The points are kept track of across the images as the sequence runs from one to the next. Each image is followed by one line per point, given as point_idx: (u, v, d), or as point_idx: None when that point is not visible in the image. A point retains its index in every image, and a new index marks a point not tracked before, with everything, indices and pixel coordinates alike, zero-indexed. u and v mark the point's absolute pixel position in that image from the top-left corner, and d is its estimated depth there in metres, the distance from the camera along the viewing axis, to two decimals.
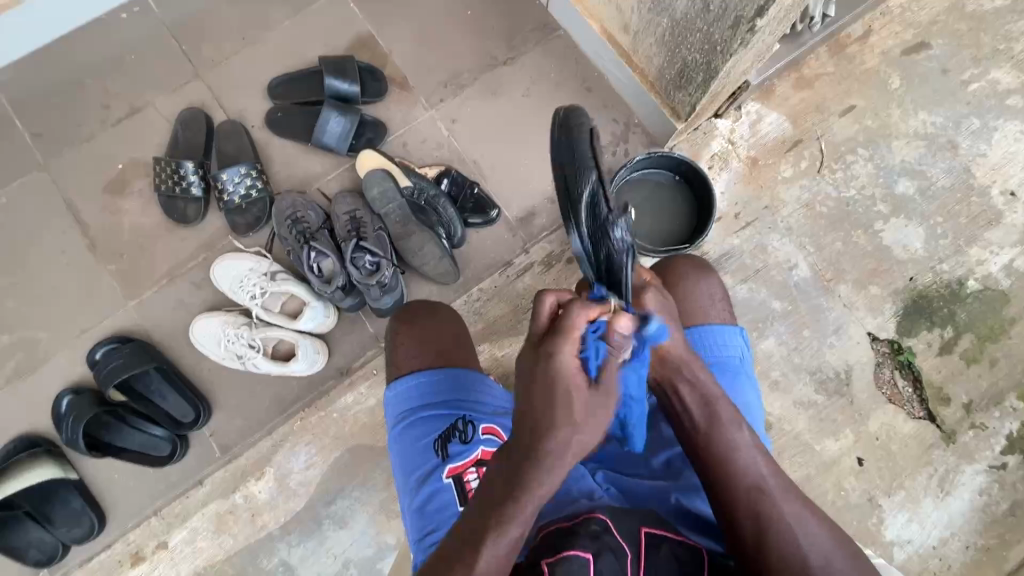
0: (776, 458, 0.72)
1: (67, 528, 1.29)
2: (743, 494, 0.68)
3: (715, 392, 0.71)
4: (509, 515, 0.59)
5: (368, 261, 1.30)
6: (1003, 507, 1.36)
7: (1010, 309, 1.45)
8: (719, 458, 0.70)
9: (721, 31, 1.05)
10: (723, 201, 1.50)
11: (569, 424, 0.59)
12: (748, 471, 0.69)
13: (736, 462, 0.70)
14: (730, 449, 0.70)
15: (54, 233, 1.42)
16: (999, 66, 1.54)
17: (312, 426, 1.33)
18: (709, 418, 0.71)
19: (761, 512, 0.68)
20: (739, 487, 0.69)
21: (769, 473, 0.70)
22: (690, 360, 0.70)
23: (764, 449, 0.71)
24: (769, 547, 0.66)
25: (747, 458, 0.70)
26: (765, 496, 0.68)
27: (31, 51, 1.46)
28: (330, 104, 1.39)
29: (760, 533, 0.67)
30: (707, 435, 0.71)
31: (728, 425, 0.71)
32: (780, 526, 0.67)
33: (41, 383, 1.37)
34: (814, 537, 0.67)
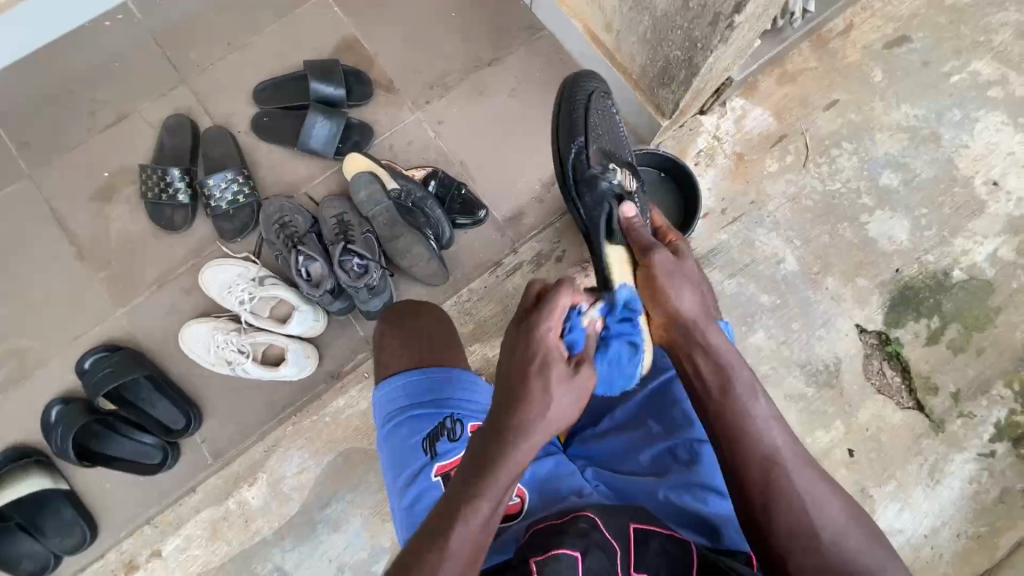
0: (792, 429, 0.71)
1: (59, 539, 1.28)
2: (757, 461, 0.68)
3: (730, 361, 0.74)
4: (493, 470, 0.62)
5: (356, 265, 1.30)
6: (992, 494, 1.37)
7: (995, 298, 1.46)
8: (730, 425, 0.70)
9: (701, 28, 1.06)
10: (709, 197, 1.51)
11: (546, 398, 0.64)
12: (762, 441, 0.69)
13: (751, 432, 0.70)
14: (743, 413, 0.70)
15: (41, 242, 1.41)
16: (980, 59, 1.56)
17: (304, 430, 1.32)
18: (721, 381, 0.72)
19: (771, 479, 0.67)
20: (752, 454, 0.68)
21: (784, 442, 0.69)
22: (702, 327, 0.75)
23: (779, 418, 0.71)
24: (776, 511, 0.66)
25: (760, 425, 0.70)
26: (778, 465, 0.68)
27: (23, 53, 1.46)
28: (316, 108, 1.39)
29: (768, 501, 0.67)
30: (723, 402, 0.72)
31: (741, 392, 0.72)
32: (788, 494, 0.67)
33: (30, 394, 1.36)
34: (827, 509, 0.67)
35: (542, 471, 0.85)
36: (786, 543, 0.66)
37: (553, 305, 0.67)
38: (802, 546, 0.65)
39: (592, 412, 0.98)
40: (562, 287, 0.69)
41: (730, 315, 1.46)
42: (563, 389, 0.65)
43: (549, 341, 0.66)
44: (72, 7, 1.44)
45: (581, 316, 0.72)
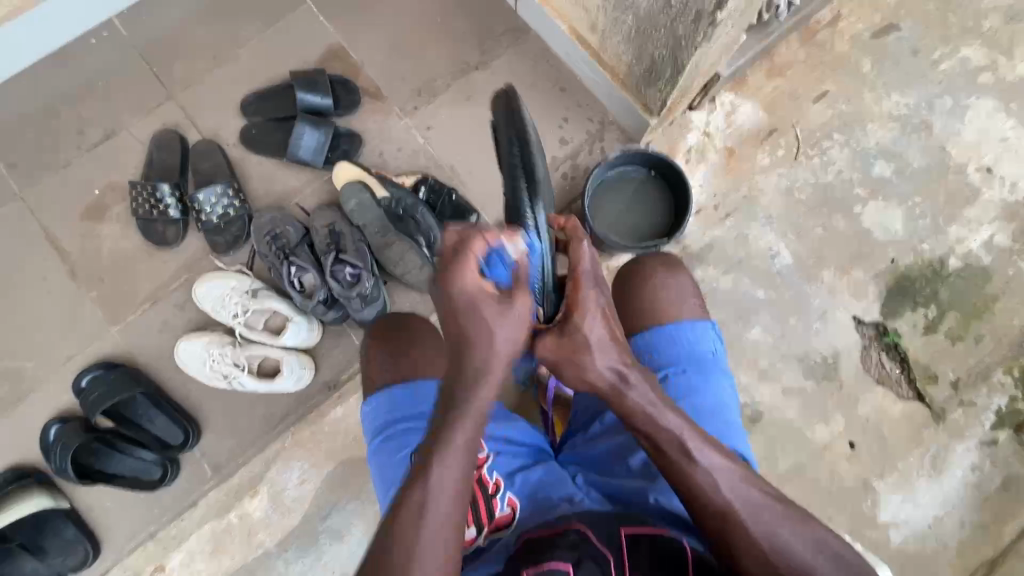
0: (743, 476, 0.70)
1: (62, 558, 1.29)
2: (709, 521, 0.69)
3: (668, 421, 0.70)
4: (447, 447, 0.64)
5: (349, 274, 1.31)
6: (995, 482, 1.36)
7: (992, 285, 1.45)
8: (677, 482, 0.71)
9: (684, 26, 1.06)
10: (701, 193, 1.50)
11: (483, 344, 0.61)
12: (714, 495, 0.69)
13: (701, 489, 0.69)
14: (685, 473, 0.70)
15: (34, 262, 1.42)
16: (969, 45, 1.55)
17: (303, 441, 1.32)
18: (667, 446, 0.70)
19: (727, 531, 0.68)
20: (705, 513, 0.69)
21: (735, 495, 0.69)
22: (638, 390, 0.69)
23: (728, 468, 0.70)
24: (741, 563, 0.67)
25: (708, 482, 0.69)
26: (734, 519, 0.68)
27: (21, 69, 1.47)
28: (304, 119, 1.39)
29: (733, 556, 0.68)
30: (667, 460, 0.71)
31: (685, 454, 0.70)
32: (750, 548, 0.67)
33: (28, 414, 1.36)
34: (791, 545, 0.68)
35: (534, 478, 0.87)
36: None
37: (465, 254, 0.59)
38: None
39: (582, 418, 0.98)
40: (470, 237, 0.60)
41: (725, 311, 1.46)
42: (495, 329, 0.61)
43: (471, 288, 0.59)
44: (67, 19, 1.44)
45: (506, 250, 0.62)
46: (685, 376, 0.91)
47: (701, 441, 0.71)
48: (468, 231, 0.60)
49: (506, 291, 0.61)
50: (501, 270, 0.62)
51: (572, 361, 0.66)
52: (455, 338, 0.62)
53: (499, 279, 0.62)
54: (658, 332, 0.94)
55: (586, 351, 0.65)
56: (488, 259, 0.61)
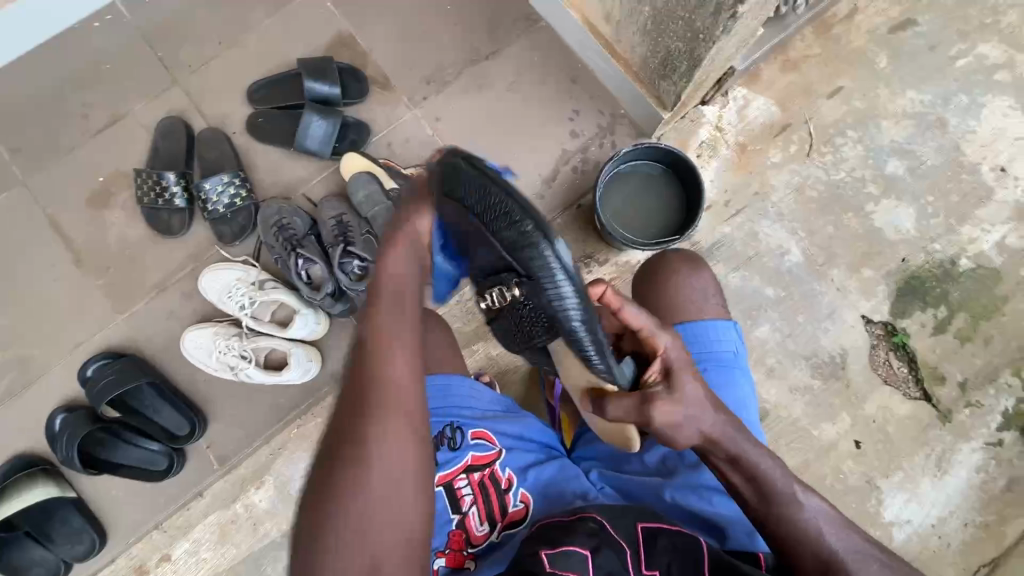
0: (851, 526, 0.71)
1: (69, 546, 1.29)
2: (815, 563, 0.69)
3: (758, 465, 0.72)
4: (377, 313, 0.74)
5: (357, 266, 1.29)
6: (1000, 483, 1.37)
7: (1003, 286, 1.44)
8: (776, 532, 0.71)
9: (703, 19, 1.04)
10: (712, 188, 1.49)
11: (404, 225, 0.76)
12: (813, 536, 0.70)
13: (796, 530, 0.70)
14: (786, 515, 0.70)
15: (38, 249, 1.40)
16: (987, 41, 1.52)
17: (310, 432, 1.32)
18: (761, 492, 0.72)
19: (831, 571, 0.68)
20: (810, 557, 0.69)
21: (841, 541, 0.70)
22: (752, 446, 0.73)
23: (835, 516, 0.71)
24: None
25: (815, 528, 0.70)
26: (839, 566, 0.68)
27: (28, 50, 1.45)
28: (311, 107, 1.36)
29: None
30: (760, 510, 0.72)
31: (792, 503, 0.71)
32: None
33: (33, 402, 1.36)
34: None
35: (547, 474, 0.86)
36: None
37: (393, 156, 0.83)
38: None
39: None
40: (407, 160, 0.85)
41: (734, 308, 1.45)
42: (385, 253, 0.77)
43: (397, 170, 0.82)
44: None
45: None
46: (706, 375, 0.91)
47: (803, 486, 0.72)
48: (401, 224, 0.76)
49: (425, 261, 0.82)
50: None
51: (683, 418, 0.70)
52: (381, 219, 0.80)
53: None
54: (681, 330, 0.93)
55: (695, 403, 0.71)
56: None
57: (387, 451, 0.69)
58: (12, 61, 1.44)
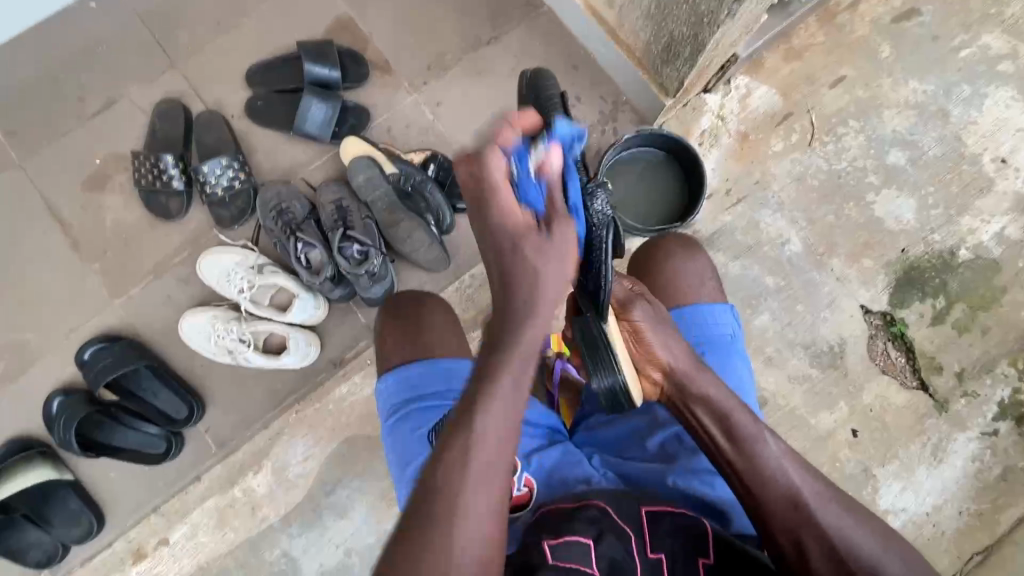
0: (808, 467, 0.72)
1: (67, 528, 1.29)
2: (778, 506, 0.69)
3: (728, 407, 0.75)
4: (496, 373, 0.59)
5: (356, 252, 1.29)
6: (995, 472, 1.38)
7: (1001, 277, 1.45)
8: (743, 474, 0.72)
9: (707, 2, 1.03)
10: (713, 177, 1.48)
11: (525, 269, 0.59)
12: (777, 478, 0.70)
13: (761, 475, 0.71)
14: (752, 456, 0.72)
15: (34, 231, 1.39)
16: (990, 32, 1.52)
17: (308, 418, 1.32)
18: (724, 430, 0.74)
19: (796, 514, 0.68)
20: (772, 500, 0.70)
21: (802, 483, 0.70)
22: (693, 374, 0.77)
23: (795, 456, 0.72)
24: (808, 548, 0.66)
25: (776, 466, 0.71)
26: (801, 507, 0.69)
27: (23, 31, 1.43)
28: (311, 91, 1.35)
29: (798, 537, 0.67)
30: (731, 453, 0.73)
31: (748, 437, 0.73)
32: (814, 529, 0.67)
33: (31, 385, 1.35)
34: (860, 541, 0.67)
35: (549, 461, 0.86)
36: None
37: (489, 162, 0.59)
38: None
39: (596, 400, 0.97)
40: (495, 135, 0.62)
41: (734, 298, 1.45)
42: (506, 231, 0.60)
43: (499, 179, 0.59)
44: None
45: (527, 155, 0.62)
46: (705, 358, 0.90)
47: (766, 426, 0.74)
48: (493, 134, 0.62)
49: (544, 222, 0.61)
50: (532, 182, 0.61)
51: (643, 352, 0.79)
52: (502, 243, 0.59)
53: (530, 199, 0.61)
54: (679, 314, 0.93)
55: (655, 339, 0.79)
56: (515, 167, 0.61)
57: (472, 523, 0.56)
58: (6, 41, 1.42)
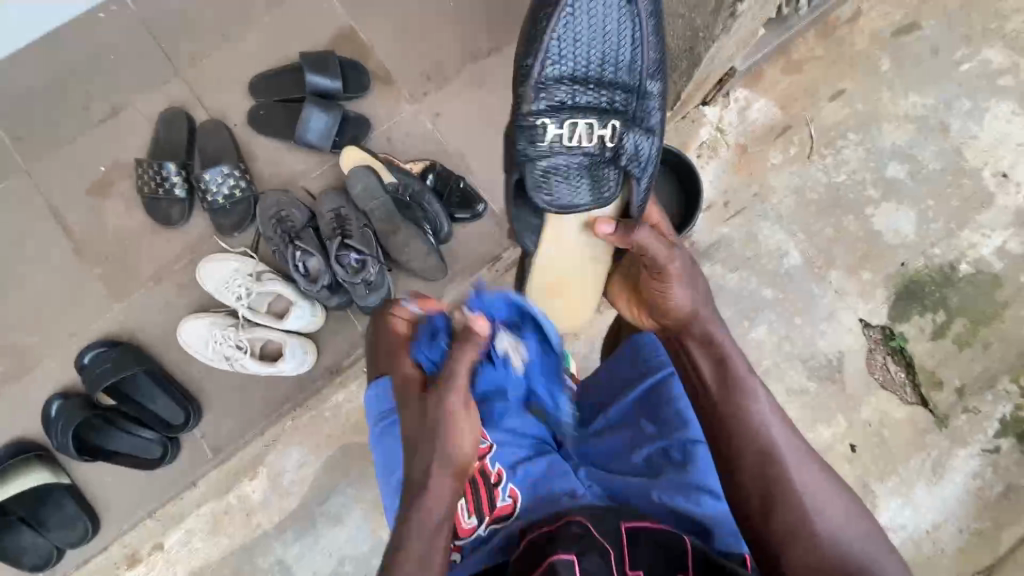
0: (791, 425, 0.76)
1: (62, 532, 1.30)
2: (751, 453, 0.73)
3: (731, 361, 0.80)
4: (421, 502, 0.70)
5: (353, 260, 1.29)
6: (996, 489, 1.36)
7: (1002, 292, 1.43)
8: (724, 417, 0.76)
9: (703, 17, 1.04)
10: (711, 189, 1.49)
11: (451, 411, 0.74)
12: (757, 430, 0.75)
13: (742, 426, 0.75)
14: (741, 409, 0.76)
15: (38, 236, 1.41)
16: (991, 46, 1.52)
17: (304, 425, 1.32)
18: (718, 375, 0.79)
19: (770, 472, 0.72)
20: (747, 447, 0.74)
21: (780, 438, 0.74)
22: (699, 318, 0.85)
23: (780, 413, 0.76)
24: (778, 510, 0.70)
25: (759, 417, 0.75)
26: (772, 458, 0.73)
27: (33, 40, 1.45)
28: (313, 101, 1.37)
29: (769, 497, 0.71)
30: (719, 397, 0.78)
31: (737, 386, 0.78)
32: (786, 489, 0.71)
33: (31, 388, 1.37)
34: (823, 500, 0.71)
35: (536, 471, 0.86)
36: (784, 534, 0.70)
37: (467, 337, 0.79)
38: (796, 546, 0.68)
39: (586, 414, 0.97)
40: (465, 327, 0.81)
41: (731, 309, 1.45)
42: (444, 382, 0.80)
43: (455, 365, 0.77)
44: None
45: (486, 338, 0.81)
46: None
47: (759, 383, 0.79)
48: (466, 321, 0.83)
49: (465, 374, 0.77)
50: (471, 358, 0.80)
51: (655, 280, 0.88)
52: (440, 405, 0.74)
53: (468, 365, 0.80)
54: None
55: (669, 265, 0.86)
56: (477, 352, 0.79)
57: None
58: (17, 49, 1.45)
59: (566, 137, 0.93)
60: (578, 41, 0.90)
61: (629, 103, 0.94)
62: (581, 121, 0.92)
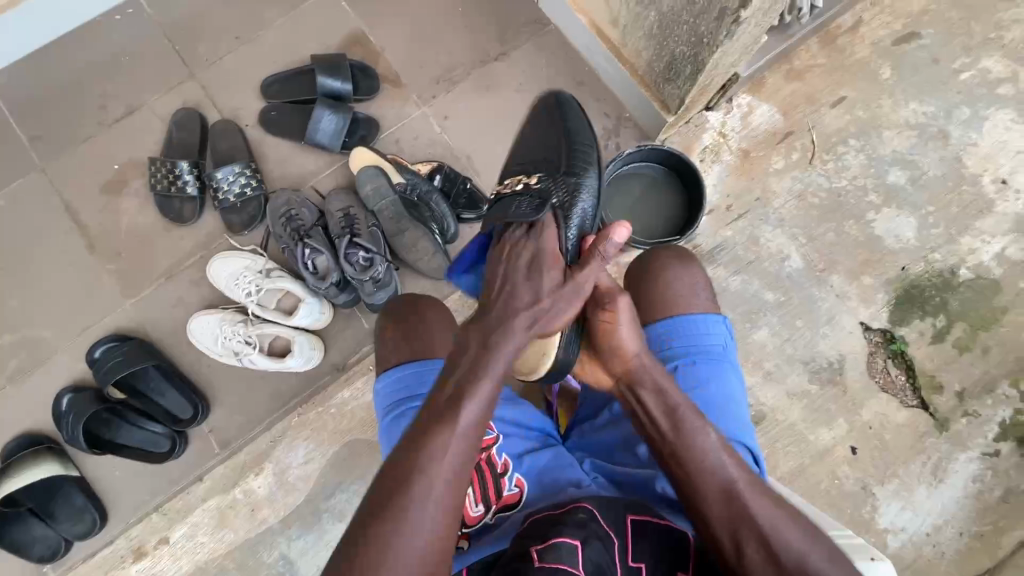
0: (741, 458, 0.77)
1: (70, 524, 1.31)
2: (715, 497, 0.73)
3: (677, 401, 0.78)
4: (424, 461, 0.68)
5: (362, 258, 1.32)
6: (996, 493, 1.37)
7: (1002, 297, 1.45)
8: (681, 467, 0.75)
9: (707, 23, 1.06)
10: (714, 193, 1.51)
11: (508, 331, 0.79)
12: (714, 473, 0.75)
13: (698, 469, 0.75)
14: (696, 453, 0.75)
15: (52, 232, 1.44)
16: (991, 56, 1.54)
17: (310, 421, 1.34)
18: (671, 421, 0.77)
19: (735, 508, 0.73)
20: (709, 492, 0.74)
21: (738, 473, 0.75)
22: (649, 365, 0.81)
23: (727, 449, 0.77)
24: (745, 543, 0.71)
25: (714, 461, 0.75)
26: (736, 496, 0.73)
27: (52, 39, 1.49)
28: (323, 103, 1.40)
29: (737, 530, 0.72)
30: (674, 444, 0.77)
31: (689, 430, 0.76)
32: (751, 524, 0.72)
33: (42, 382, 1.38)
34: (788, 534, 0.72)
35: (542, 462, 0.88)
36: (756, 570, 0.70)
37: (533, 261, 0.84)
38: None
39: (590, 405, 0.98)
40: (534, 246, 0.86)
41: (733, 311, 1.46)
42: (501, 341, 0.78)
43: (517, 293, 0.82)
44: None
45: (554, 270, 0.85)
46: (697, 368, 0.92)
47: (704, 421, 0.78)
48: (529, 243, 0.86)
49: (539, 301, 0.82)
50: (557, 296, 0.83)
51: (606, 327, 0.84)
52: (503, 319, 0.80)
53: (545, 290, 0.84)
54: (672, 323, 0.95)
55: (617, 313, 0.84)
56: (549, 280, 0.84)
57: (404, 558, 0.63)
58: (36, 48, 1.48)
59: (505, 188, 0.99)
60: (547, 138, 1.08)
61: (569, 184, 0.99)
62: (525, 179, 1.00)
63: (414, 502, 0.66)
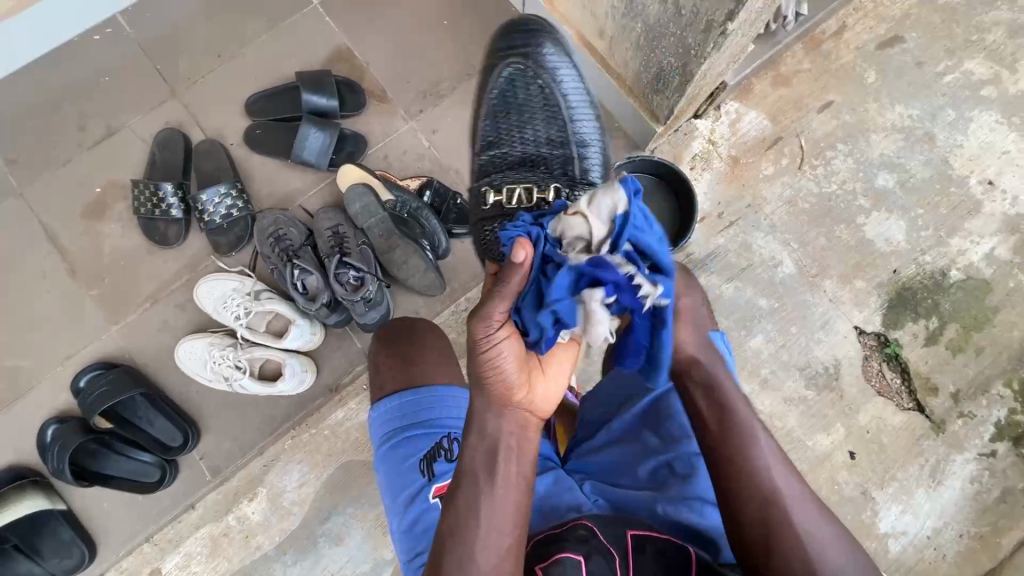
0: (789, 466, 0.75)
1: (57, 560, 1.28)
2: (755, 496, 0.71)
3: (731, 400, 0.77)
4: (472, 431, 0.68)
5: (352, 277, 1.30)
6: (993, 494, 1.37)
7: (993, 297, 1.46)
8: (728, 459, 0.74)
9: (694, 35, 1.06)
10: (705, 201, 1.51)
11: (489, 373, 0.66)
12: (761, 474, 0.72)
13: (746, 466, 0.73)
14: (745, 449, 0.73)
15: (32, 258, 1.40)
16: (973, 58, 1.56)
17: (303, 444, 1.32)
18: (718, 416, 0.76)
19: (770, 513, 0.70)
20: (749, 491, 0.71)
21: (783, 479, 0.73)
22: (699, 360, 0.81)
23: (778, 455, 0.75)
24: (781, 545, 0.68)
25: (762, 461, 0.73)
26: (775, 502, 0.71)
27: (22, 64, 1.45)
28: (309, 120, 1.38)
29: (771, 532, 0.69)
30: (720, 436, 0.75)
31: (743, 430, 0.75)
32: (790, 527, 0.69)
33: (26, 412, 1.35)
34: (826, 548, 0.69)
35: (542, 487, 0.86)
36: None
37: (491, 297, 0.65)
38: None
39: (589, 426, 0.98)
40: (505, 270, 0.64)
41: (729, 320, 1.46)
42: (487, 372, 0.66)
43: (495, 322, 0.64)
44: (72, 14, 1.43)
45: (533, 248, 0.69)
46: None
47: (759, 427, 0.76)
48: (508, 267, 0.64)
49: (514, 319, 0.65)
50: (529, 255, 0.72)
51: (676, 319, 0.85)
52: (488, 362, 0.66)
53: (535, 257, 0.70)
54: None
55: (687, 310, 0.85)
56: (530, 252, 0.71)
57: (483, 539, 0.65)
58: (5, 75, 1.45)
59: (507, 201, 0.98)
60: (523, 97, 1.10)
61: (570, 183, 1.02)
62: (535, 189, 0.99)
63: (469, 481, 0.67)
